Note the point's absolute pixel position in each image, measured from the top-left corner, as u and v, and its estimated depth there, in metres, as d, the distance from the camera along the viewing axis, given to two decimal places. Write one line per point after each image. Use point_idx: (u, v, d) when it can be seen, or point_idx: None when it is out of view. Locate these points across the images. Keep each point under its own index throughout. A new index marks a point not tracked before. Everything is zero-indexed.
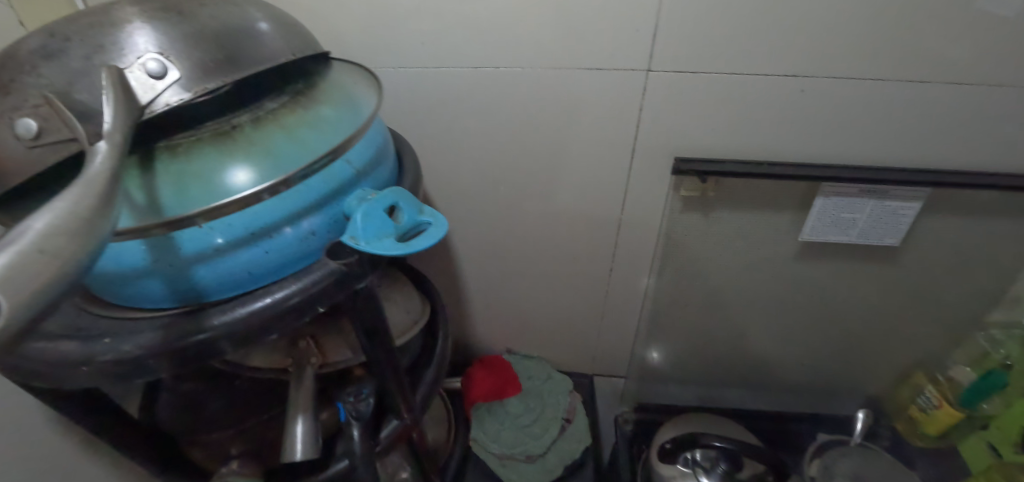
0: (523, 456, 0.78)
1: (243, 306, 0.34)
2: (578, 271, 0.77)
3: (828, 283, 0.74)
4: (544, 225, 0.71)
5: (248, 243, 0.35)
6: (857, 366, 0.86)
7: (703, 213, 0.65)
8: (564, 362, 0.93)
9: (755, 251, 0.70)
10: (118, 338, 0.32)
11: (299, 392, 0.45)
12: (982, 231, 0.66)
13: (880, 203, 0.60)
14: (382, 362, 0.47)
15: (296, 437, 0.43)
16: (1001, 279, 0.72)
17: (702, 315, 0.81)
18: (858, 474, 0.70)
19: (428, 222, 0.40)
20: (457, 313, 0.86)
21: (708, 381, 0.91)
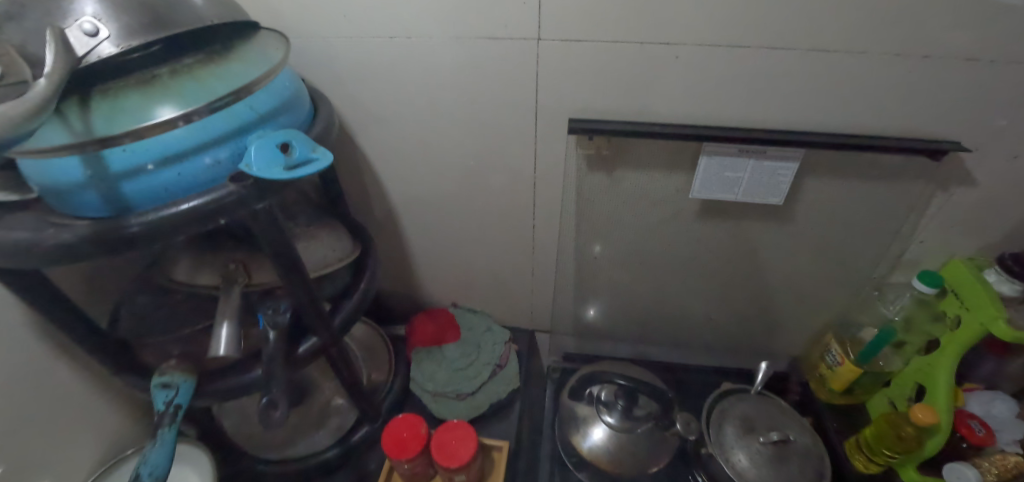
0: (454, 394, 0.87)
1: (157, 210, 0.44)
2: (507, 229, 0.85)
3: (734, 243, 0.80)
4: (471, 184, 0.79)
5: (163, 164, 0.44)
6: (771, 323, 0.93)
7: (607, 174, 0.72)
8: (506, 316, 1.02)
9: (660, 211, 0.76)
10: (60, 231, 0.42)
11: (229, 302, 0.55)
12: (870, 194, 0.70)
13: (760, 163, 0.65)
14: (296, 284, 0.57)
15: (221, 337, 0.53)
16: (895, 241, 0.77)
17: (623, 271, 0.88)
18: (748, 415, 0.77)
19: (318, 158, 0.50)
20: (405, 267, 0.96)
21: (638, 332, 1.00)
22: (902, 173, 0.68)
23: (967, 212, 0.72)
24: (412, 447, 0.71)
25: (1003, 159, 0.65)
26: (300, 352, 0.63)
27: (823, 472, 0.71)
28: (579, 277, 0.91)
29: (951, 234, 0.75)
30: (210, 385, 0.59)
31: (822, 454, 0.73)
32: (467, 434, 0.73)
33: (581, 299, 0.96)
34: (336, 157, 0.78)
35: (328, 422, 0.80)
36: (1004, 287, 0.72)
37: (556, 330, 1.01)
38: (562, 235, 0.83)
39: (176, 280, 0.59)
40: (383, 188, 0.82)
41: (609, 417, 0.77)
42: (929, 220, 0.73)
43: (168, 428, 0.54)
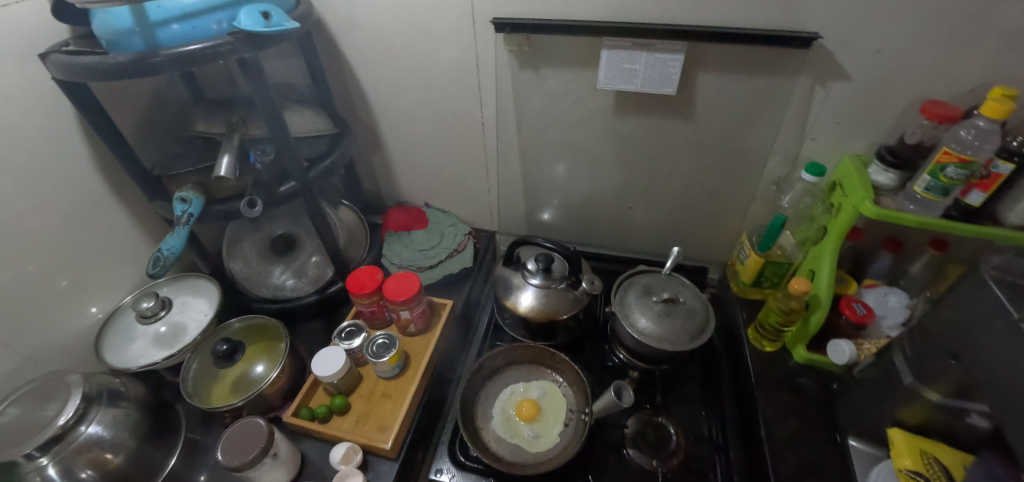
0: (415, 267, 1.06)
1: (178, 47, 0.65)
2: (463, 129, 1.02)
3: (649, 140, 0.93)
4: (430, 86, 0.97)
5: (183, 21, 0.66)
6: (695, 225, 1.06)
7: (534, 71, 0.88)
8: (472, 217, 1.21)
9: (582, 106, 0.91)
10: (117, 57, 0.64)
11: (229, 142, 0.75)
12: (757, 88, 0.82)
13: (651, 56, 0.80)
14: (277, 133, 0.77)
15: (222, 164, 0.74)
16: (792, 139, 0.87)
17: (562, 169, 1.04)
18: (650, 284, 0.90)
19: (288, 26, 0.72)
20: (387, 166, 1.15)
21: (583, 233, 1.17)
22: (781, 68, 0.78)
23: (849, 109, 0.80)
24: (367, 286, 0.89)
25: (869, 53, 0.73)
26: (281, 191, 0.82)
27: (705, 328, 0.84)
28: (527, 176, 1.07)
29: (841, 132, 0.84)
30: (215, 207, 0.80)
31: (708, 316, 0.86)
32: (411, 280, 0.91)
33: (534, 201, 1.12)
34: (325, 60, 0.98)
35: (310, 275, 1.00)
36: (879, 177, 0.79)
37: (514, 227, 1.20)
38: (506, 133, 1.00)
39: (194, 129, 0.80)
40: (364, 91, 1.01)
41: (534, 280, 0.90)
42: (817, 117, 0.83)
43: (183, 226, 0.76)
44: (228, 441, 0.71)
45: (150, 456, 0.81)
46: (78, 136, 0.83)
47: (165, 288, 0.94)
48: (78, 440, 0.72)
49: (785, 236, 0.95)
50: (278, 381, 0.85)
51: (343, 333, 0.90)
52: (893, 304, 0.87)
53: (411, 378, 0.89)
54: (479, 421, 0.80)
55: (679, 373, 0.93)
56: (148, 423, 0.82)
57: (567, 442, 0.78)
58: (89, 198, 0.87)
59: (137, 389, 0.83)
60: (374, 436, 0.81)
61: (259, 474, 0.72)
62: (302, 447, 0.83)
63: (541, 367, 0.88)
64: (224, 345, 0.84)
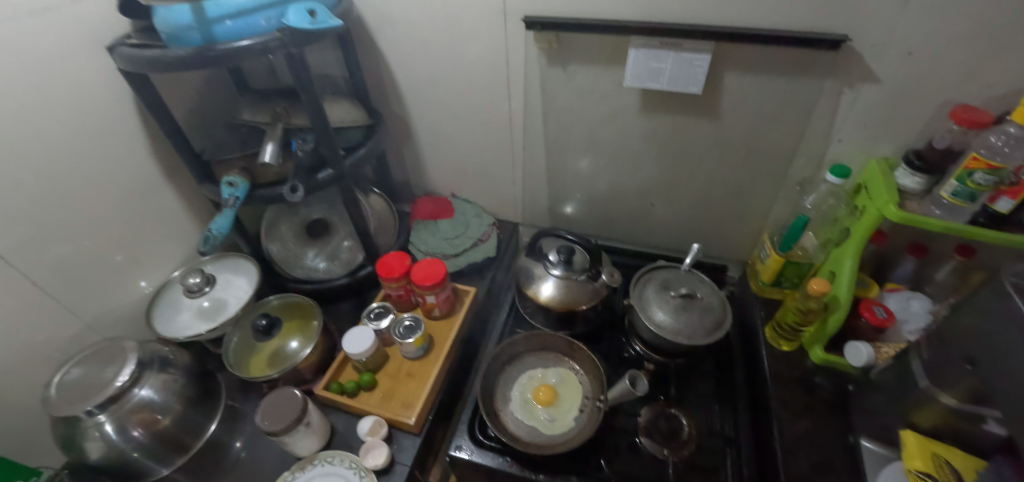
0: (440, 254, 1.10)
1: (234, 42, 0.71)
2: (491, 123, 1.06)
3: (674, 137, 0.95)
4: (460, 80, 1.00)
5: (236, 18, 0.72)
6: (717, 223, 1.07)
7: (562, 68, 0.91)
8: (496, 208, 1.25)
9: (608, 103, 0.93)
10: (178, 51, 0.70)
11: (274, 131, 0.81)
12: (784, 89, 0.83)
13: (679, 56, 0.81)
14: (319, 123, 0.82)
15: (267, 151, 0.79)
16: (817, 140, 0.87)
17: (585, 163, 1.06)
18: (668, 279, 0.92)
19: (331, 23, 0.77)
20: (416, 156, 1.20)
21: (603, 228, 1.19)
22: (809, 69, 0.79)
23: (878, 112, 0.80)
24: (396, 271, 0.94)
25: (899, 56, 0.73)
26: (320, 178, 0.87)
27: (721, 325, 0.86)
28: (551, 170, 1.10)
29: (869, 134, 0.84)
30: (258, 192, 0.86)
31: (725, 313, 0.87)
32: (438, 267, 0.95)
33: (557, 194, 1.15)
34: (362, 54, 1.02)
35: (342, 258, 1.05)
36: (906, 180, 0.79)
37: (537, 219, 1.23)
38: (533, 128, 1.03)
39: (241, 117, 0.86)
40: (397, 83, 1.05)
41: (556, 270, 0.93)
42: (844, 118, 0.83)
43: (230, 208, 0.81)
44: (265, 409, 0.76)
45: (194, 419, 0.88)
46: (136, 122, 0.89)
47: (209, 265, 1.01)
48: (132, 401, 0.79)
49: (808, 236, 0.95)
50: (311, 357, 0.90)
51: (373, 313, 0.95)
52: (915, 309, 0.87)
53: (434, 360, 0.93)
54: (498, 403, 0.84)
55: (693, 369, 0.95)
56: (192, 389, 0.89)
57: (581, 427, 0.81)
58: (144, 180, 0.94)
59: (183, 358, 0.90)
60: (399, 412, 0.86)
61: (293, 440, 0.78)
62: (331, 419, 0.88)
63: (559, 355, 0.91)
64: (262, 320, 0.89)
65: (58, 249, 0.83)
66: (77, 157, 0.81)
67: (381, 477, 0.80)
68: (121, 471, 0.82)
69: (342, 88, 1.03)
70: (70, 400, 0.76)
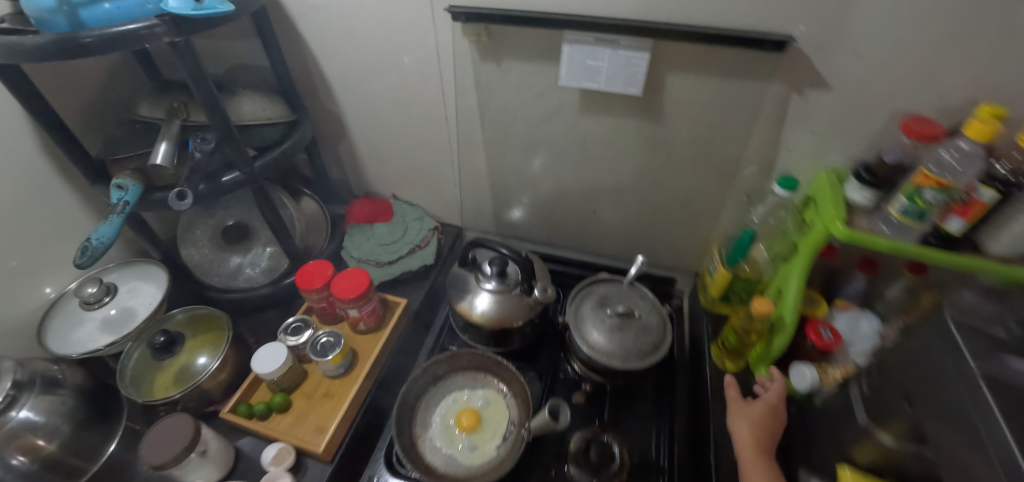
0: (373, 262, 1.02)
1: (109, 28, 0.61)
2: (427, 121, 0.98)
3: (619, 141, 0.88)
4: (391, 73, 0.92)
5: (111, 1, 0.63)
6: (669, 233, 1.01)
7: (496, 63, 0.83)
8: (440, 212, 1.17)
9: (547, 102, 0.86)
10: (38, 39, 0.60)
11: (168, 129, 0.73)
12: (730, 92, 0.76)
13: (615, 53, 0.74)
14: (218, 120, 0.73)
15: (159, 150, 0.71)
16: (768, 147, 0.81)
17: (528, 166, 0.99)
18: (606, 295, 0.86)
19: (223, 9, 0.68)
20: (352, 155, 1.12)
21: (552, 235, 1.12)
22: (754, 72, 0.73)
23: (828, 120, 0.74)
24: (317, 282, 0.87)
25: (848, 60, 0.67)
26: (224, 180, 0.79)
27: (660, 346, 0.80)
28: (495, 173, 1.03)
29: (818, 143, 0.78)
30: (155, 196, 0.77)
31: (664, 334, 0.81)
32: (362, 277, 0.88)
33: (502, 198, 1.08)
34: (284, 44, 0.94)
35: (263, 265, 0.97)
36: (855, 194, 0.74)
37: (483, 224, 1.16)
38: (471, 127, 0.95)
39: (136, 113, 0.77)
40: (325, 76, 0.97)
41: (489, 284, 0.87)
42: (794, 126, 0.77)
43: (118, 214, 0.72)
44: (149, 440, 0.69)
45: (87, 442, 0.81)
46: (19, 115, 0.80)
47: (113, 273, 0.92)
48: (10, 424, 0.71)
49: (758, 249, 0.90)
50: (218, 375, 0.83)
51: (290, 329, 0.88)
52: (864, 331, 0.83)
53: (354, 379, 0.87)
54: (417, 428, 0.78)
55: (632, 390, 0.89)
56: (83, 410, 0.81)
57: (504, 456, 0.75)
58: (34, 180, 0.85)
59: (75, 377, 0.82)
60: (310, 437, 0.79)
61: (183, 471, 0.71)
62: (238, 443, 0.81)
63: (489, 376, 0.84)
64: (161, 337, 0.81)
65: None
66: None
67: None
68: None
69: (264, 80, 0.94)
70: None
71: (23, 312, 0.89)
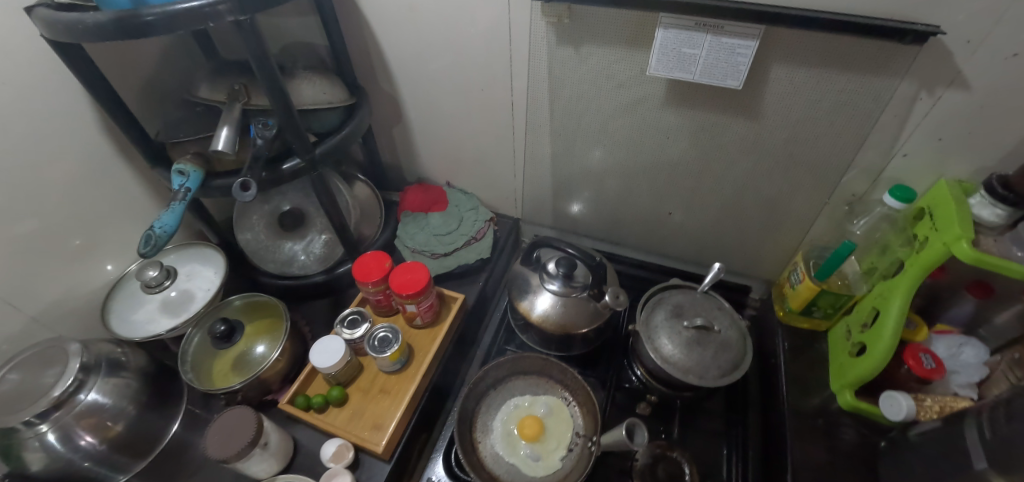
0: (429, 253, 0.99)
1: (172, 5, 0.57)
2: (490, 107, 0.92)
3: (704, 138, 0.80)
4: (456, 56, 0.86)
5: None
6: (747, 237, 0.94)
7: (574, 48, 0.76)
8: (495, 202, 1.13)
9: (628, 93, 0.79)
10: (102, 16, 0.56)
11: (229, 112, 0.69)
12: (846, 88, 0.67)
13: (717, 40, 0.65)
14: (281, 105, 0.69)
15: (220, 136, 0.67)
16: (879, 151, 0.73)
17: (596, 160, 0.93)
18: (681, 304, 0.80)
19: None
20: (407, 139, 1.07)
21: (613, 231, 1.06)
22: (879, 67, 0.63)
23: (959, 125, 0.65)
24: (374, 274, 0.83)
25: (1000, 58, 0.57)
26: (284, 169, 0.75)
27: (739, 364, 0.75)
28: (557, 164, 0.97)
29: (940, 151, 0.69)
30: (216, 182, 0.74)
31: (744, 349, 0.76)
32: (421, 272, 0.84)
33: (563, 191, 1.02)
34: (343, 21, 0.88)
35: (318, 253, 0.95)
36: (983, 211, 0.65)
37: (539, 216, 1.11)
38: (537, 115, 0.89)
39: (197, 95, 0.74)
40: (384, 57, 0.92)
41: (553, 285, 0.82)
42: (914, 129, 0.68)
43: (180, 201, 0.70)
44: (213, 431, 0.68)
45: (151, 424, 0.81)
46: (82, 93, 0.77)
47: (171, 256, 0.92)
48: (79, 407, 0.72)
49: (850, 262, 0.83)
50: (277, 366, 0.82)
51: (346, 321, 0.85)
52: (968, 360, 0.75)
53: (412, 376, 0.84)
54: (476, 433, 0.76)
55: (698, 405, 0.85)
56: (147, 393, 0.82)
57: (569, 469, 0.72)
58: (97, 159, 0.83)
59: (138, 359, 0.82)
60: (368, 435, 0.78)
61: (247, 464, 0.70)
62: (295, 435, 0.81)
63: (551, 382, 0.81)
64: (222, 326, 0.80)
65: None
66: (5, 132, 0.70)
67: None
68: None
69: (323, 60, 0.90)
70: (8, 409, 0.68)
71: (85, 292, 0.89)
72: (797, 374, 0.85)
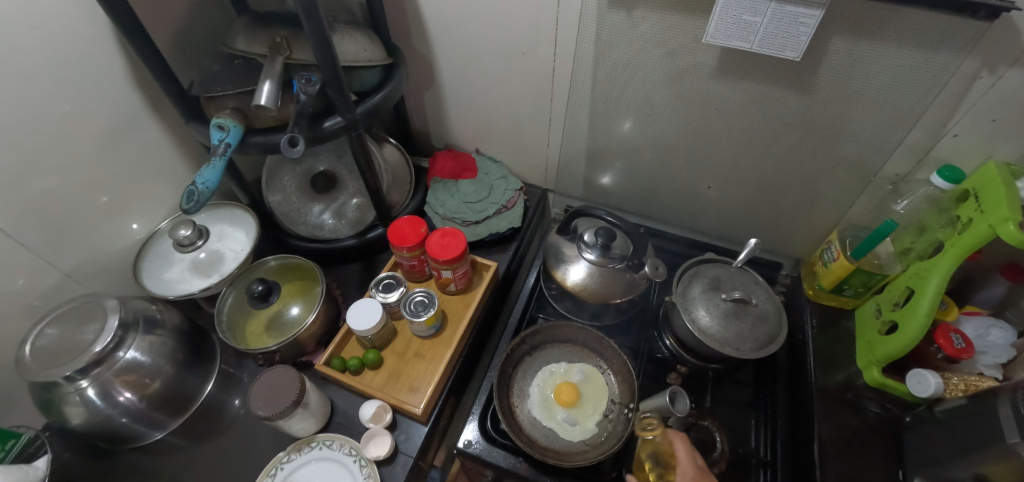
0: (460, 221, 0.98)
1: None
2: (529, 72, 0.90)
3: (751, 111, 0.79)
4: (497, 17, 0.82)
5: None
6: (780, 212, 0.95)
7: (626, 11, 0.74)
8: (525, 171, 1.13)
9: (677, 61, 0.77)
10: None
11: (272, 66, 0.66)
12: (907, 65, 0.66)
13: (781, 9, 0.63)
14: (326, 59, 0.67)
15: (262, 91, 0.64)
16: (929, 131, 0.72)
17: (634, 130, 0.92)
18: (718, 278, 0.81)
19: None
20: (437, 104, 1.05)
21: (643, 204, 1.07)
22: (945, 42, 0.62)
23: (1018, 106, 0.64)
24: (410, 240, 0.83)
25: None
26: (325, 127, 0.73)
27: (776, 337, 0.76)
28: (594, 134, 0.96)
29: (993, 133, 0.68)
30: (255, 139, 0.72)
31: (780, 323, 0.77)
32: (457, 238, 0.83)
33: (597, 162, 1.02)
34: None
35: (349, 217, 0.95)
36: None
37: (569, 186, 1.11)
38: (579, 83, 0.87)
39: (235, 47, 0.71)
40: (420, 16, 0.88)
41: (590, 255, 0.82)
42: (970, 110, 0.67)
43: (220, 157, 0.68)
44: (257, 389, 0.68)
45: (187, 382, 0.81)
46: (113, 42, 0.74)
47: (201, 216, 0.90)
48: (118, 364, 0.71)
49: (887, 243, 0.83)
50: (312, 327, 0.82)
51: (381, 284, 0.85)
52: (995, 340, 0.76)
53: (447, 341, 0.85)
54: (514, 397, 0.77)
55: (729, 376, 0.86)
56: (182, 351, 0.81)
57: (605, 434, 0.74)
58: (127, 114, 0.80)
59: (173, 318, 0.81)
60: (405, 397, 0.78)
61: (290, 422, 0.71)
62: (331, 395, 0.82)
63: (587, 350, 0.82)
64: (258, 286, 0.80)
65: (26, 185, 0.70)
66: (34, 80, 0.66)
67: (382, 466, 0.74)
68: (106, 437, 0.75)
69: (358, 17, 0.87)
70: (47, 364, 0.67)
71: (114, 251, 0.87)
72: (824, 350, 0.87)
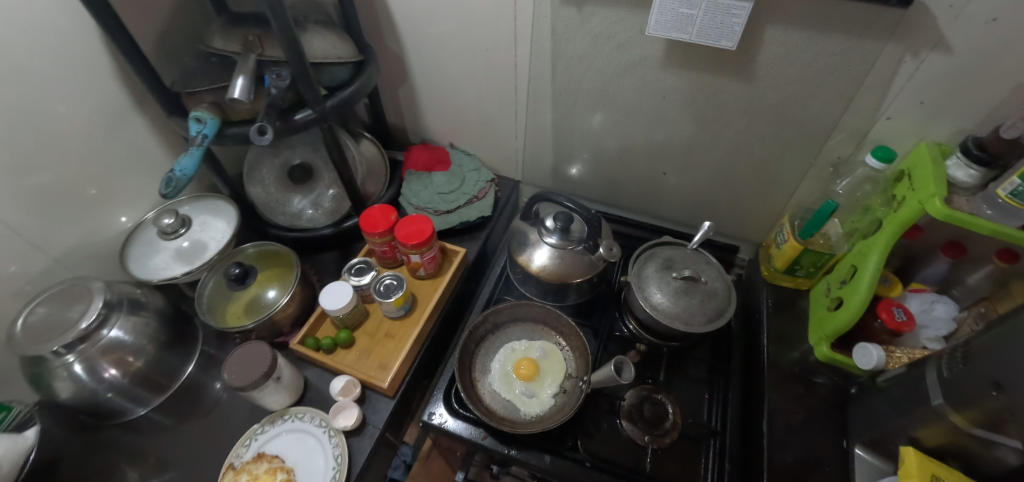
0: (432, 210, 1.03)
1: None
2: (494, 67, 0.95)
3: (699, 101, 0.84)
4: (460, 16, 0.88)
5: None
6: (737, 198, 0.99)
7: (577, 8, 0.79)
8: (498, 164, 1.18)
9: (627, 54, 0.82)
10: None
11: (245, 62, 0.71)
12: (836, 51, 0.70)
13: (713, 2, 0.68)
14: (294, 55, 0.72)
15: (236, 85, 0.70)
16: (865, 115, 0.76)
17: (594, 121, 0.96)
18: (671, 258, 0.85)
19: None
20: (411, 100, 1.10)
21: (609, 193, 1.11)
22: (865, 30, 0.66)
23: (940, 88, 0.68)
24: (380, 226, 0.87)
25: (979, 22, 0.60)
26: (296, 119, 0.78)
27: (724, 312, 0.80)
28: (559, 127, 1.01)
29: (922, 115, 0.72)
30: (231, 130, 0.77)
31: (728, 299, 0.81)
32: (423, 224, 0.88)
33: (563, 153, 1.07)
34: None
35: (326, 207, 1.00)
36: (958, 172, 0.68)
37: (540, 177, 1.15)
38: (540, 76, 0.92)
39: (212, 46, 0.76)
40: (391, 17, 0.94)
41: (550, 238, 0.86)
42: (899, 93, 0.71)
43: (197, 147, 0.73)
44: (230, 362, 0.72)
45: (170, 362, 0.86)
46: (99, 42, 0.79)
47: (186, 207, 0.95)
48: (102, 341, 0.76)
49: (834, 223, 0.86)
50: (288, 308, 0.86)
51: (353, 269, 0.90)
52: (938, 314, 0.80)
53: (415, 321, 0.89)
54: (476, 373, 0.81)
55: (686, 353, 0.90)
56: (166, 333, 0.86)
57: (560, 405, 0.78)
58: (114, 110, 0.85)
59: (156, 301, 0.86)
60: (373, 373, 0.83)
61: (263, 394, 0.76)
62: (305, 373, 0.86)
63: (548, 329, 0.87)
64: (236, 269, 0.85)
65: (20, 179, 0.76)
66: (25, 77, 0.72)
67: (351, 436, 0.79)
68: (92, 411, 0.80)
69: (331, 17, 0.92)
70: (36, 340, 0.72)
71: (102, 239, 0.92)
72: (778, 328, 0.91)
